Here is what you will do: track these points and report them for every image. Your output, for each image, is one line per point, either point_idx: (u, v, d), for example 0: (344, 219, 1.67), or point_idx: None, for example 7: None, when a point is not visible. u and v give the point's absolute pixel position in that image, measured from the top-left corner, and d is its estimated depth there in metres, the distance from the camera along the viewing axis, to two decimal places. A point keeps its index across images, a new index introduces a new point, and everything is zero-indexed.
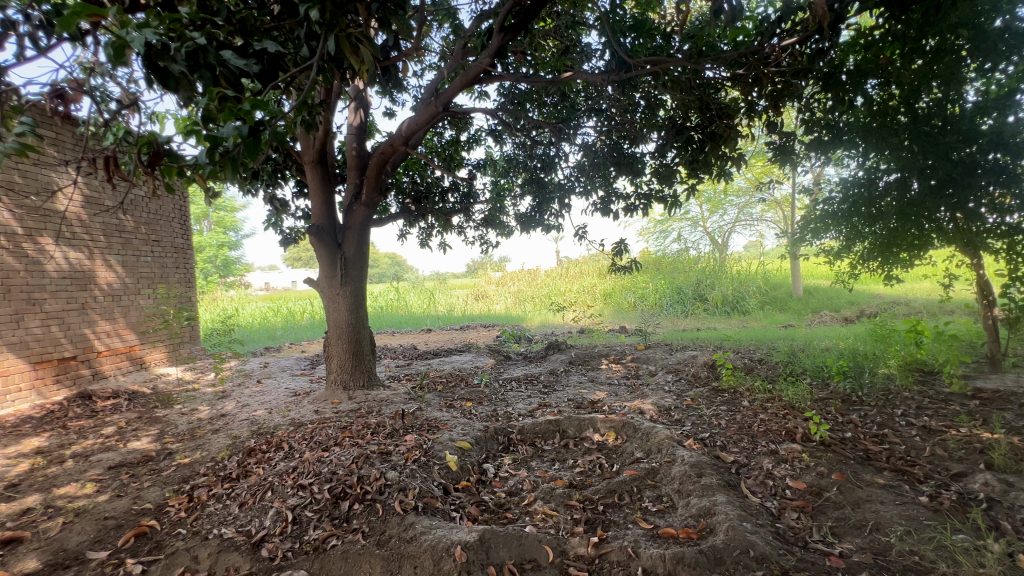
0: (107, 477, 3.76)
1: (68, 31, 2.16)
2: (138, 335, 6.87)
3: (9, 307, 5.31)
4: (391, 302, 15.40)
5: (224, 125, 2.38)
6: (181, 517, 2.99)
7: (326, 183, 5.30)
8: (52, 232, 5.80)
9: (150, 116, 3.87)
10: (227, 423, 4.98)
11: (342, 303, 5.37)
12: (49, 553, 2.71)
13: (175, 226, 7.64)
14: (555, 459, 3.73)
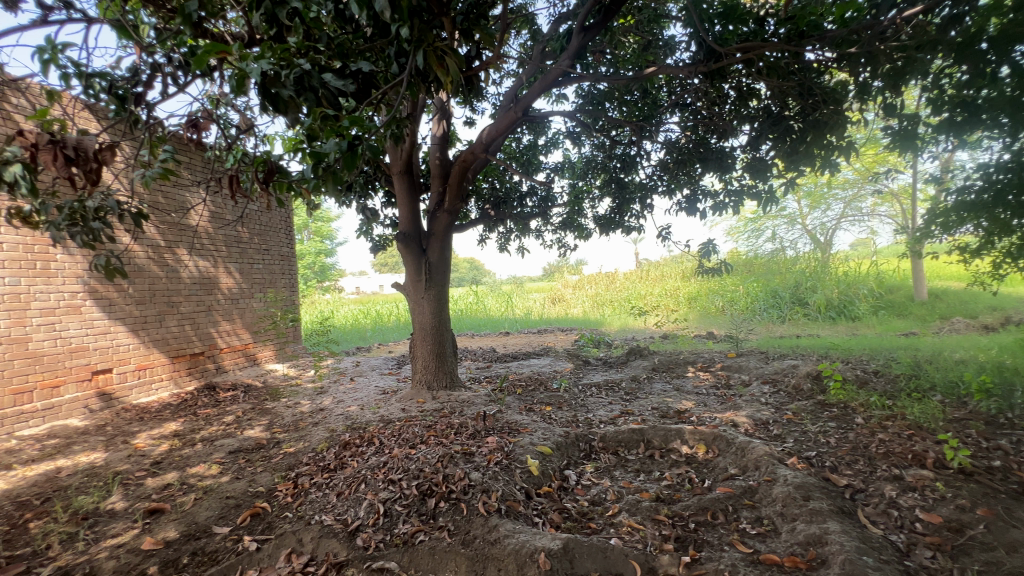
0: (228, 460, 4.23)
1: (201, 68, 2.47)
2: (252, 334, 7.71)
3: (154, 309, 6.18)
4: (470, 305, 15.85)
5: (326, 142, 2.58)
6: (288, 502, 3.27)
7: (411, 192, 5.56)
8: (186, 244, 6.66)
9: (263, 138, 4.31)
10: (325, 416, 5.41)
11: (426, 306, 5.61)
12: (184, 525, 3.09)
13: (282, 236, 8.46)
14: (640, 471, 3.58)
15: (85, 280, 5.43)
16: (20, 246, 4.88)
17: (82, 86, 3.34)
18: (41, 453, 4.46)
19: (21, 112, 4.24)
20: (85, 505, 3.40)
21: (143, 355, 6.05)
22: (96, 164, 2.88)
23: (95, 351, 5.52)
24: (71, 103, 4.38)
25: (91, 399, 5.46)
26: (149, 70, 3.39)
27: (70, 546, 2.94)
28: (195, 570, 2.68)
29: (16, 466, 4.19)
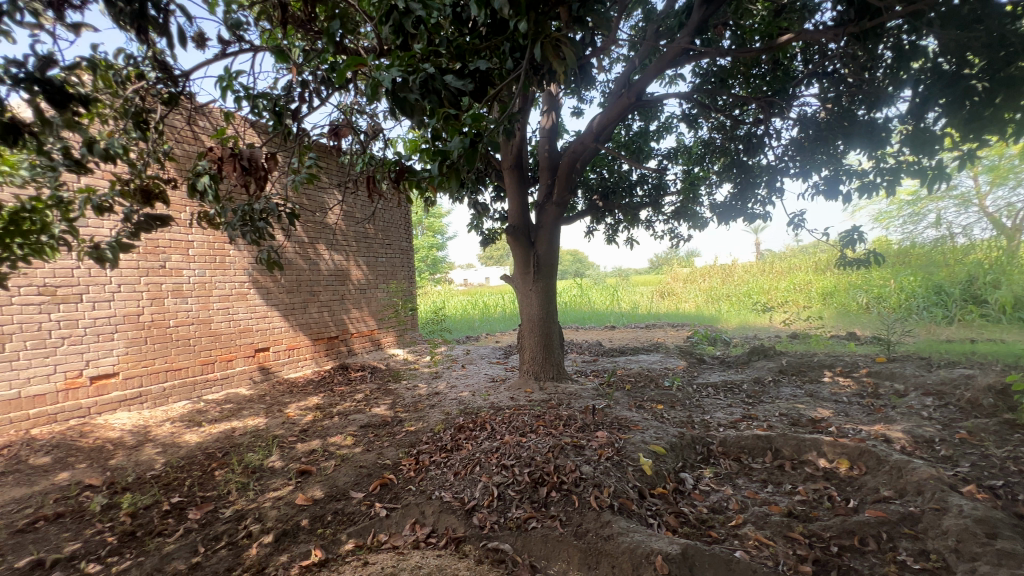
0: (360, 433, 4.74)
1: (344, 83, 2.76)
2: (377, 321, 8.51)
3: (300, 297, 7.10)
4: (575, 298, 15.78)
5: (449, 141, 2.73)
6: (411, 476, 3.56)
7: (521, 185, 5.65)
8: (325, 240, 7.52)
9: (390, 141, 4.70)
10: (441, 400, 5.78)
11: (534, 298, 5.69)
12: (328, 487, 3.51)
13: (402, 231, 9.18)
14: (767, 481, 3.28)
15: (250, 272, 6.42)
16: (205, 243, 5.90)
17: (250, 106, 3.92)
18: (221, 414, 5.41)
19: (207, 133, 5.13)
20: (253, 461, 4.04)
21: (292, 336, 7.01)
22: (263, 172, 3.37)
23: (257, 332, 6.52)
24: (242, 122, 5.18)
25: (254, 372, 6.47)
26: (299, 87, 3.88)
27: (243, 494, 3.51)
28: (337, 527, 3.02)
29: (204, 423, 5.13)
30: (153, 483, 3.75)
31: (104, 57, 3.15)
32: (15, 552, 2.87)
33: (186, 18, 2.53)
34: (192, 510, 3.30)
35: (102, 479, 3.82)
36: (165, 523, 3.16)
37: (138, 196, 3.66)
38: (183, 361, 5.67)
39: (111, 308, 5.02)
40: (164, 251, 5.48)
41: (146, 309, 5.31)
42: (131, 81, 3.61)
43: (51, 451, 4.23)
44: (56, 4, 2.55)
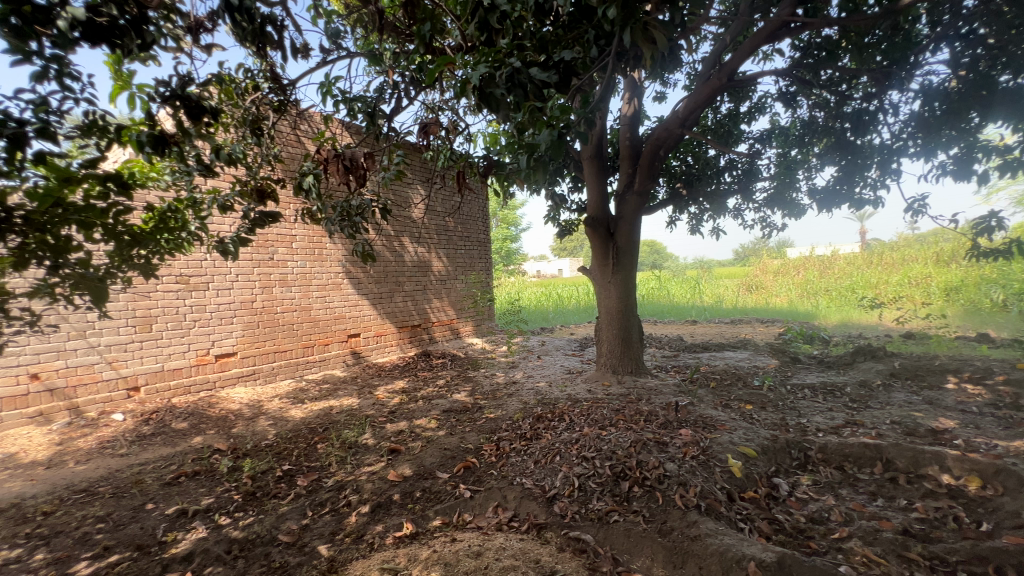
0: (443, 417, 4.98)
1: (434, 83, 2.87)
2: (456, 311, 8.84)
3: (387, 287, 7.56)
4: (652, 290, 15.24)
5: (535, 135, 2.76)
6: (493, 461, 3.68)
7: (601, 175, 5.55)
8: (409, 233, 7.92)
9: (472, 137, 4.84)
10: (518, 389, 5.90)
11: (613, 291, 5.59)
12: (416, 465, 3.74)
13: (479, 224, 9.41)
14: (877, 494, 2.98)
15: (344, 263, 6.94)
16: (306, 237, 6.46)
17: (347, 109, 4.22)
18: (320, 393, 5.96)
19: (308, 136, 5.60)
20: (349, 438, 4.39)
21: (380, 324, 7.49)
22: (360, 171, 3.63)
23: (350, 319, 7.05)
24: (338, 125, 5.60)
25: (347, 355, 7.02)
26: (390, 89, 4.10)
27: (342, 466, 3.84)
28: (425, 504, 3.20)
29: (306, 400, 5.68)
30: (268, 451, 4.22)
31: (228, 73, 3.55)
32: (165, 500, 3.37)
33: (296, 31, 2.77)
34: (301, 477, 3.67)
35: (227, 444, 4.36)
36: (278, 487, 3.54)
37: (255, 195, 4.09)
38: (288, 344, 6.29)
39: (231, 295, 5.68)
40: (273, 244, 6.07)
41: (258, 296, 5.95)
42: (249, 92, 4.04)
43: (187, 417, 4.90)
44: (193, 28, 2.91)
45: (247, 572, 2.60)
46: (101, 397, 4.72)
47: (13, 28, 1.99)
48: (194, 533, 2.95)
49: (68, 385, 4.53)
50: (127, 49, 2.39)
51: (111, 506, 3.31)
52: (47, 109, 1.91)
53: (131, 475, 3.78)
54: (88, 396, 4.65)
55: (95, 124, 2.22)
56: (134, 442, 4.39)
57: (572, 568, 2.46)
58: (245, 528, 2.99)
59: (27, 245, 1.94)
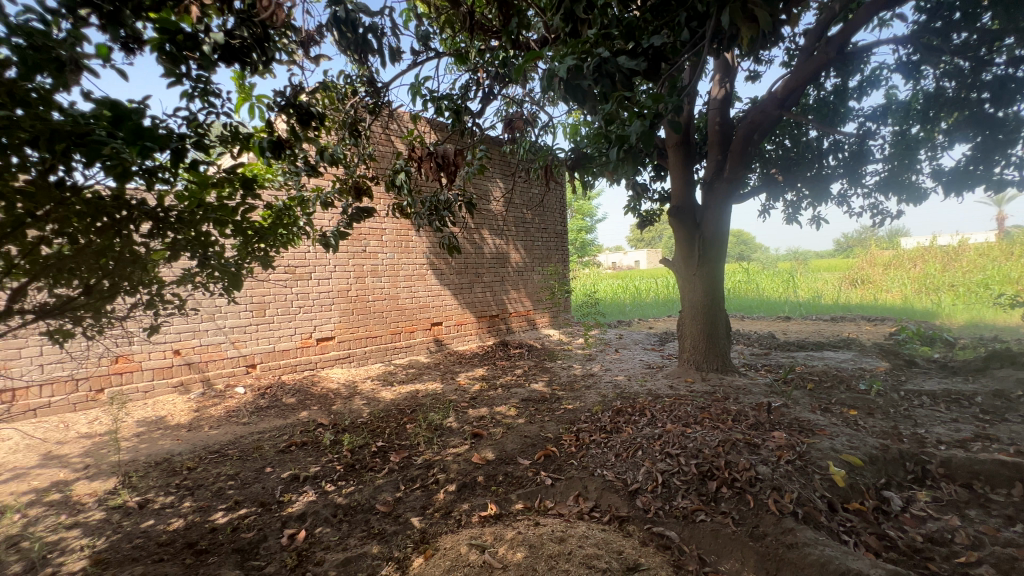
0: (522, 406, 5.10)
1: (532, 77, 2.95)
2: (533, 302, 8.95)
3: (467, 278, 7.84)
4: (739, 284, 14.32)
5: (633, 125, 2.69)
6: (573, 451, 3.72)
7: (688, 163, 5.29)
8: (488, 225, 8.11)
9: (554, 129, 4.85)
10: (596, 381, 5.88)
11: (698, 284, 5.36)
12: (498, 450, 3.87)
13: (557, 215, 9.40)
14: (1015, 519, 2.63)
15: (428, 255, 7.29)
16: (394, 230, 6.86)
17: (434, 108, 4.41)
18: (406, 376, 6.37)
19: (398, 135, 5.93)
20: (435, 420, 4.66)
21: (460, 313, 7.79)
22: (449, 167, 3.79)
23: (433, 308, 7.41)
24: (425, 123, 5.87)
25: (431, 342, 7.40)
26: (474, 86, 4.23)
27: (430, 446, 4.09)
28: (508, 487, 3.32)
29: (395, 383, 6.10)
30: (364, 428, 4.60)
31: (330, 80, 3.87)
32: (280, 465, 3.81)
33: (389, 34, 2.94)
34: (393, 454, 3.97)
35: (329, 420, 4.82)
36: (374, 461, 3.86)
37: (353, 192, 4.44)
38: (379, 330, 6.77)
39: (330, 284, 6.20)
40: (365, 237, 6.52)
41: (353, 285, 6.44)
42: (348, 97, 4.36)
43: (295, 393, 5.48)
44: (304, 42, 3.20)
45: (351, 535, 2.87)
46: (227, 371, 5.41)
47: (168, 54, 2.28)
48: (305, 496, 3.31)
49: (201, 360, 5.24)
50: (253, 66, 2.73)
51: (238, 467, 3.80)
52: (198, 124, 2.24)
53: (252, 441, 4.32)
54: (216, 370, 5.34)
55: (232, 133, 2.55)
56: (253, 413, 4.99)
57: (657, 563, 2.44)
58: (348, 495, 3.30)
59: (177, 240, 2.20)
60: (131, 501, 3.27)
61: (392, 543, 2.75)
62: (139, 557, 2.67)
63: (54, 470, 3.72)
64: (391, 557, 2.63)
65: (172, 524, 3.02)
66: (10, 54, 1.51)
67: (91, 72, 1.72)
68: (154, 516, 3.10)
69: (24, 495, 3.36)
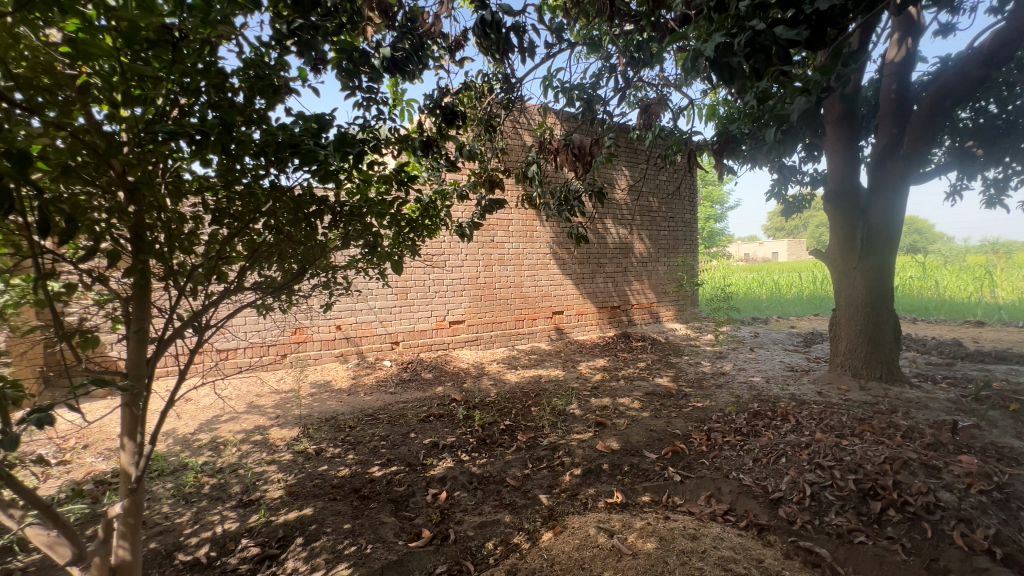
0: (646, 399, 4.98)
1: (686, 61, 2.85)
2: (657, 294, 8.62)
3: (589, 268, 7.82)
4: (911, 280, 12.12)
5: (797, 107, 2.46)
6: (704, 450, 3.56)
7: (852, 139, 4.61)
8: (612, 215, 7.97)
9: (689, 111, 4.59)
10: (728, 381, 5.49)
11: (859, 279, 4.67)
12: (623, 441, 3.84)
13: (686, 203, 8.88)
14: None
15: (552, 245, 7.43)
16: (521, 221, 7.12)
17: (566, 98, 4.46)
18: (529, 362, 6.62)
19: (527, 128, 6.11)
20: (559, 406, 4.79)
21: (581, 303, 7.82)
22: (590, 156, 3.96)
23: (555, 297, 7.55)
24: (554, 115, 5.97)
25: (552, 331, 7.56)
26: (607, 73, 4.19)
27: (554, 430, 4.22)
28: (633, 478, 3.30)
29: (519, 367, 6.40)
30: (492, 406, 4.91)
31: (470, 80, 4.15)
32: (422, 432, 4.26)
33: (525, 29, 3.06)
34: (520, 433, 4.18)
35: (461, 396, 5.24)
36: (503, 438, 4.11)
37: (487, 185, 4.71)
38: (504, 316, 7.11)
39: (461, 271, 6.67)
40: (494, 228, 6.87)
41: (482, 273, 6.84)
42: (485, 94, 4.62)
43: (432, 369, 6.06)
44: (451, 47, 3.48)
45: (485, 502, 3.12)
46: (376, 346, 6.16)
47: (345, 69, 2.59)
48: (444, 462, 3.67)
49: (357, 335, 6.04)
50: (411, 73, 3.06)
51: (388, 430, 4.34)
52: (370, 130, 2.59)
53: (398, 409, 4.89)
54: (367, 344, 6.10)
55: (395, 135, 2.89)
56: (398, 384, 5.64)
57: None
58: (481, 466, 3.58)
59: (350, 231, 2.56)
60: (310, 448, 3.95)
61: (523, 515, 2.93)
62: (319, 493, 3.23)
63: (254, 417, 4.62)
64: (522, 528, 2.81)
65: (341, 470, 3.58)
66: (242, 84, 1.86)
67: (291, 90, 2.06)
68: (327, 463, 3.71)
69: (238, 433, 4.25)
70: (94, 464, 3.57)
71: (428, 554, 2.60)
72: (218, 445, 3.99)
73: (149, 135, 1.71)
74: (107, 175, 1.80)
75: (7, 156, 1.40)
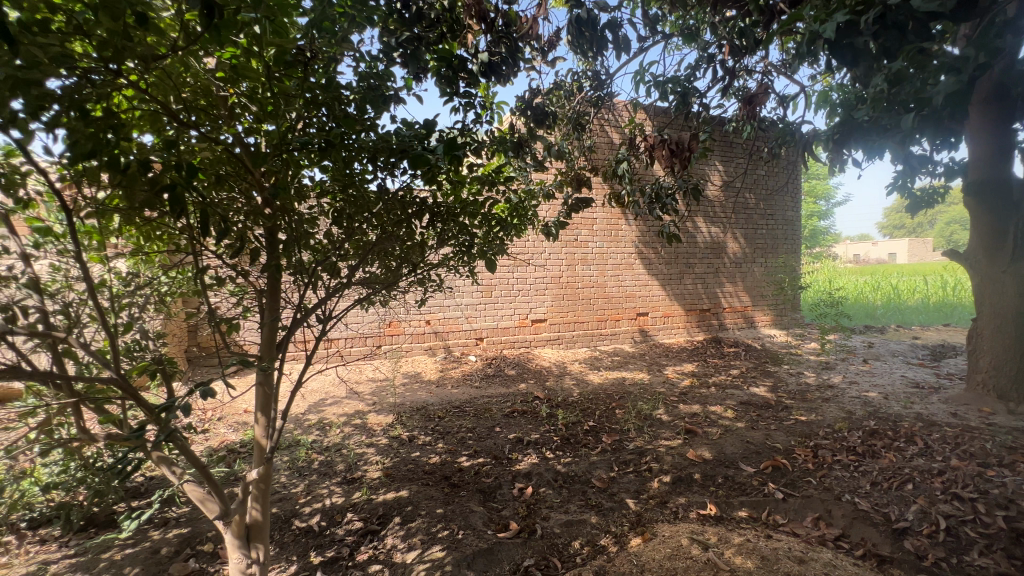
0: (741, 409, 4.67)
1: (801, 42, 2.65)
2: (752, 297, 8.04)
3: (677, 269, 7.49)
4: None
5: None
6: (809, 467, 3.29)
7: (1003, 123, 3.95)
8: (703, 213, 7.56)
9: (797, 99, 4.23)
10: (837, 394, 4.98)
11: (1009, 285, 4.00)
12: (716, 451, 3.64)
13: (787, 199, 8.18)
14: None
15: (637, 244, 7.23)
16: (605, 220, 7.01)
17: (659, 92, 4.30)
18: (613, 363, 6.50)
19: (614, 125, 6.00)
20: (644, 410, 4.65)
21: (668, 305, 7.52)
22: (689, 151, 3.81)
23: (640, 298, 7.33)
24: (643, 111, 5.80)
25: (636, 333, 7.34)
26: (704, 63, 3.98)
27: (641, 434, 4.11)
28: (728, 491, 3.12)
29: (602, 368, 6.31)
30: (575, 406, 4.89)
31: (559, 79, 4.16)
32: (507, 427, 4.37)
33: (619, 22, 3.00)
34: (605, 435, 4.12)
35: (544, 394, 5.28)
36: (587, 438, 4.08)
37: (573, 184, 4.70)
38: (586, 316, 7.04)
39: (545, 270, 6.71)
40: (578, 227, 6.82)
41: (565, 272, 6.83)
42: (573, 92, 4.60)
43: (515, 366, 6.17)
44: (544, 49, 3.52)
45: (571, 501, 3.12)
46: (462, 341, 6.40)
47: (444, 75, 2.73)
48: (529, 458, 3.73)
49: (444, 330, 6.32)
50: (506, 77, 3.13)
51: (475, 422, 4.50)
52: (467, 134, 2.70)
53: (483, 403, 5.04)
54: (454, 339, 6.36)
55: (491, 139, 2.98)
56: (483, 378, 5.82)
57: None
58: (566, 465, 3.58)
59: (447, 230, 2.68)
60: (404, 435, 4.21)
61: (609, 518, 2.90)
62: (413, 478, 3.43)
63: (355, 402, 5.02)
64: (609, 531, 2.78)
65: (432, 458, 3.77)
66: (356, 95, 2.01)
67: (397, 98, 2.19)
68: (420, 449, 3.93)
69: (341, 416, 4.64)
70: (226, 434, 4.09)
71: (516, 547, 2.66)
72: (325, 426, 4.39)
73: (283, 146, 1.91)
74: (248, 182, 2.06)
75: (179, 168, 1.65)
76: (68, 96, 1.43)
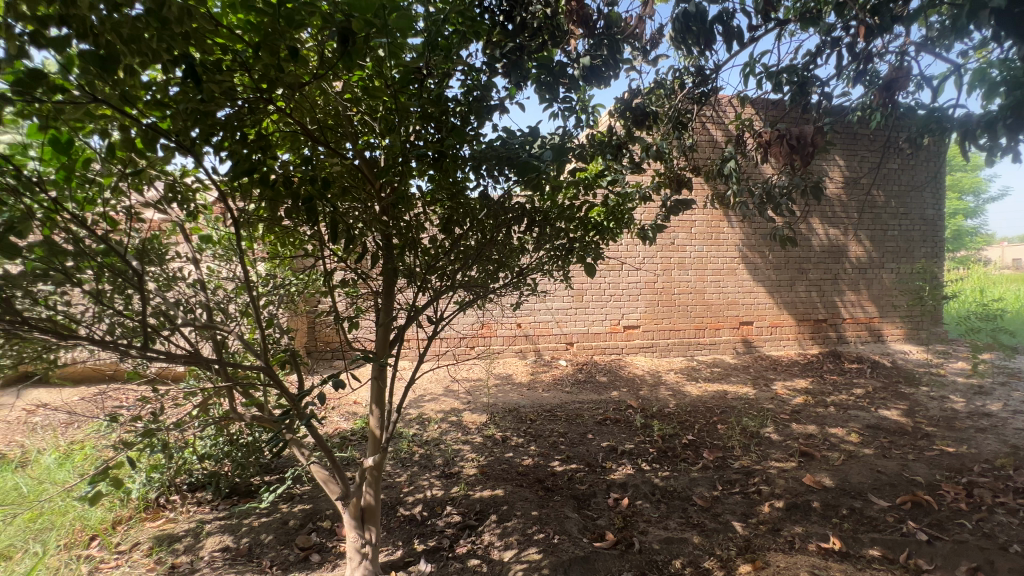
0: (868, 433, 4.14)
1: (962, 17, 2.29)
2: (879, 307, 7.10)
3: (787, 274, 6.85)
4: None
5: None
6: (961, 509, 2.86)
7: None
8: (820, 214, 6.84)
9: (944, 81, 3.67)
10: (996, 425, 4.22)
11: None
12: (838, 478, 3.26)
13: (927, 196, 7.11)
14: None
15: (741, 248, 6.74)
16: (705, 222, 6.62)
17: (771, 83, 3.98)
18: (712, 375, 6.10)
19: (716, 121, 5.65)
20: (750, 426, 4.30)
21: (776, 314, 6.89)
22: (809, 145, 3.47)
23: (744, 306, 6.81)
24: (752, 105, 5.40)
25: (738, 343, 6.82)
26: (828, 48, 3.60)
27: (747, 453, 3.81)
28: (856, 526, 2.78)
29: (701, 379, 5.95)
30: (672, 418, 4.66)
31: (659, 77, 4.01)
32: (599, 435, 4.28)
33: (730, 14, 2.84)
34: (706, 451, 3.88)
35: (637, 403, 5.11)
36: (686, 453, 3.87)
37: (672, 185, 4.50)
38: (682, 323, 6.69)
39: (638, 275, 6.50)
40: (675, 230, 6.53)
41: (660, 277, 6.56)
42: (674, 89, 4.40)
43: (607, 373, 6.05)
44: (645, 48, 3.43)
45: (670, 518, 2.98)
46: (552, 345, 6.39)
47: (544, 82, 2.75)
48: (624, 468, 3.63)
49: (535, 333, 6.37)
50: (606, 79, 3.09)
51: (567, 427, 4.48)
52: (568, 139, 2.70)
53: (575, 409, 5.00)
54: (545, 343, 6.38)
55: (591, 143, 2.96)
56: (574, 384, 5.77)
57: None
58: (664, 479, 3.41)
59: (546, 234, 2.71)
60: (497, 435, 4.31)
61: (713, 540, 2.72)
62: (507, 478, 3.50)
63: (450, 400, 5.24)
64: (713, 553, 2.61)
65: (525, 460, 3.82)
66: (463, 107, 2.11)
67: (500, 107, 2.25)
68: (512, 450, 4.00)
69: (438, 412, 4.88)
70: (339, 422, 4.50)
71: (612, 558, 2.59)
72: (424, 421, 4.64)
73: (399, 158, 2.06)
74: (368, 192, 2.24)
75: (314, 181, 1.84)
76: (231, 123, 1.67)
